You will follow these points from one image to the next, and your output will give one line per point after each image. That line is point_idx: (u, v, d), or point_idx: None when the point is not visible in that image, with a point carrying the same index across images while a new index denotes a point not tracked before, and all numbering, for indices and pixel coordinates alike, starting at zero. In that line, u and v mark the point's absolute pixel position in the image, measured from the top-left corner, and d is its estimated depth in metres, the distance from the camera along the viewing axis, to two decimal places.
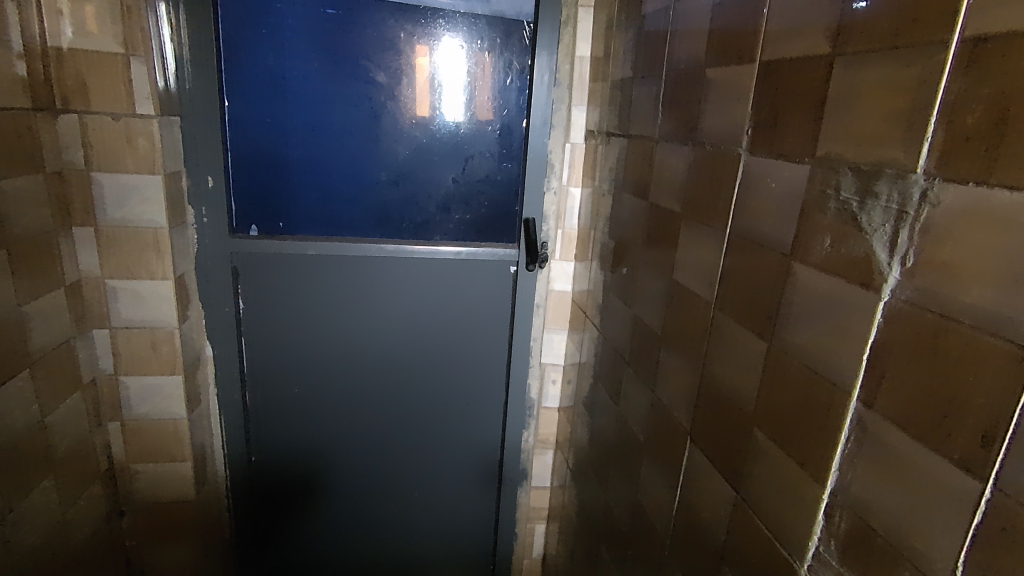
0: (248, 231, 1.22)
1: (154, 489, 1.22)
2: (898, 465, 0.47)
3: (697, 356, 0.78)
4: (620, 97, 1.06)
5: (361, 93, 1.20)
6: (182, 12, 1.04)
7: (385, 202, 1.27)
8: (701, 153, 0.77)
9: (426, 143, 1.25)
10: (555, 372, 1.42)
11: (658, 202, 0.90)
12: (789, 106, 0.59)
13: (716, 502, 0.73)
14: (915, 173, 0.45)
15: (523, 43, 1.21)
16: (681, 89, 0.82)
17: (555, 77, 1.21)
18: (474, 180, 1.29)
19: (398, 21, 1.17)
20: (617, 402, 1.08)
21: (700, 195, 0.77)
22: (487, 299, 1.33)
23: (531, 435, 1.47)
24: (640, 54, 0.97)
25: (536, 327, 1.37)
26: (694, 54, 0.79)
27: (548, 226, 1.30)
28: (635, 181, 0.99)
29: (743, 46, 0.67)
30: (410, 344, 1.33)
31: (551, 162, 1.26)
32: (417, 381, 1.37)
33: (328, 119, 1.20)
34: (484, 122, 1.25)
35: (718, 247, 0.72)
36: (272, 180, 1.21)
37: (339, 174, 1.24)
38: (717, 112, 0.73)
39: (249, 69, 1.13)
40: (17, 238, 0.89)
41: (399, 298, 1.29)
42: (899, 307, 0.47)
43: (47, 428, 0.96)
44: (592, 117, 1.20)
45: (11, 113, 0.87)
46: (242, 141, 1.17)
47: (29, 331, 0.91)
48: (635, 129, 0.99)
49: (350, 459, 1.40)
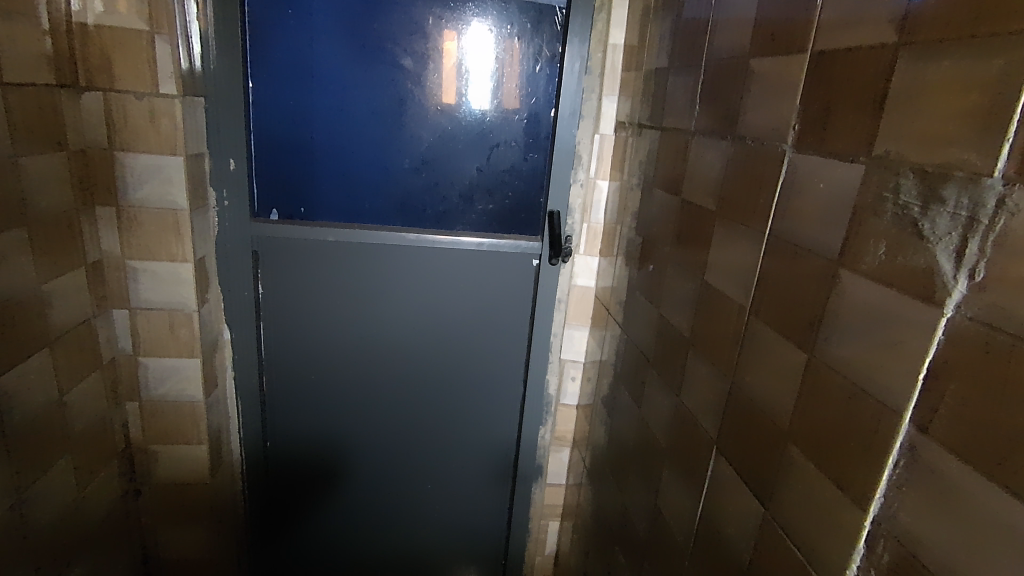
0: (269, 216, 1.21)
1: (169, 471, 1.22)
2: (955, 497, 0.43)
3: (727, 363, 0.74)
4: (653, 87, 1.02)
5: (386, 78, 1.17)
6: None
7: (407, 190, 1.25)
8: (740, 149, 0.72)
9: (450, 130, 1.22)
10: (575, 370, 1.40)
11: (691, 198, 0.86)
12: (844, 100, 0.55)
13: (742, 517, 0.70)
14: (992, 178, 0.41)
15: (555, 29, 1.17)
16: (722, 81, 0.78)
17: (586, 66, 1.17)
18: (499, 171, 1.26)
19: (426, 4, 1.13)
20: (639, 404, 1.05)
21: (738, 193, 0.73)
22: (508, 291, 1.31)
23: (547, 431, 1.45)
24: (678, 42, 0.92)
25: (557, 323, 1.35)
26: (738, 43, 0.74)
27: (573, 220, 1.27)
28: (667, 176, 0.95)
29: (793, 35, 0.63)
30: (429, 335, 1.32)
31: (578, 153, 1.22)
32: (435, 373, 1.36)
33: (352, 105, 1.17)
34: (512, 111, 1.21)
35: (756, 250, 0.68)
36: (294, 165, 1.19)
37: (362, 161, 1.22)
38: (760, 105, 0.68)
39: (275, 52, 1.11)
40: (40, 216, 0.88)
41: (419, 287, 1.28)
42: (964, 325, 0.43)
43: (64, 408, 0.96)
44: (624, 108, 1.16)
45: (36, 89, 0.85)
46: (265, 125, 1.15)
47: (50, 309, 0.91)
48: (668, 121, 0.95)
49: (365, 447, 1.40)
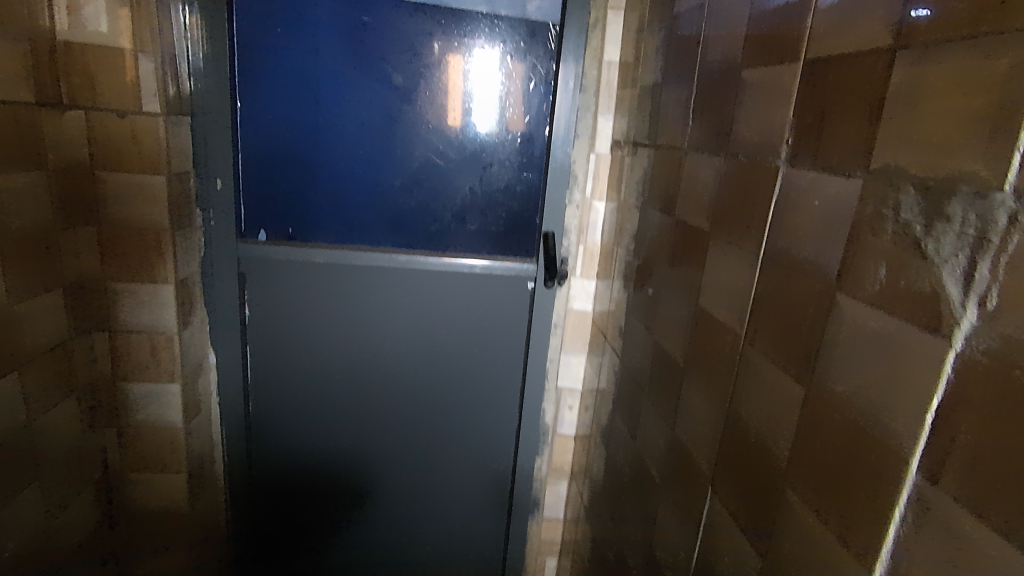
0: (257, 236, 1.18)
1: (148, 498, 1.18)
2: (971, 560, 0.37)
3: (721, 393, 0.69)
4: (648, 104, 0.99)
5: (377, 96, 1.15)
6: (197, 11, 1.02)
7: (398, 209, 1.22)
8: (733, 164, 0.68)
9: (442, 149, 1.19)
10: (572, 398, 1.35)
11: (684, 216, 0.82)
12: (839, 109, 0.50)
13: (738, 566, 0.63)
14: (1002, 192, 0.36)
15: (549, 47, 1.15)
16: (714, 93, 0.74)
17: (581, 83, 1.14)
18: (493, 190, 1.22)
19: (416, 21, 1.12)
20: (634, 435, 0.99)
21: (731, 211, 0.68)
22: (502, 315, 1.27)
23: (544, 462, 1.39)
24: (670, 57, 0.89)
25: (553, 348, 1.30)
26: (729, 53, 0.70)
27: (569, 241, 1.23)
28: (661, 194, 0.91)
29: (785, 43, 0.59)
30: (421, 360, 1.28)
31: (574, 173, 1.19)
32: (426, 399, 1.31)
33: (341, 122, 1.15)
34: (505, 130, 1.18)
35: (751, 272, 0.63)
36: (283, 184, 1.17)
37: (352, 179, 1.19)
38: (752, 117, 0.64)
39: (263, 70, 1.10)
40: (14, 235, 0.85)
41: (410, 310, 1.24)
42: (976, 359, 0.37)
43: (34, 433, 0.93)
44: (619, 126, 1.13)
45: (15, 106, 0.84)
46: (254, 143, 1.13)
47: (21, 331, 0.88)
48: (662, 138, 0.91)
49: (354, 477, 1.35)
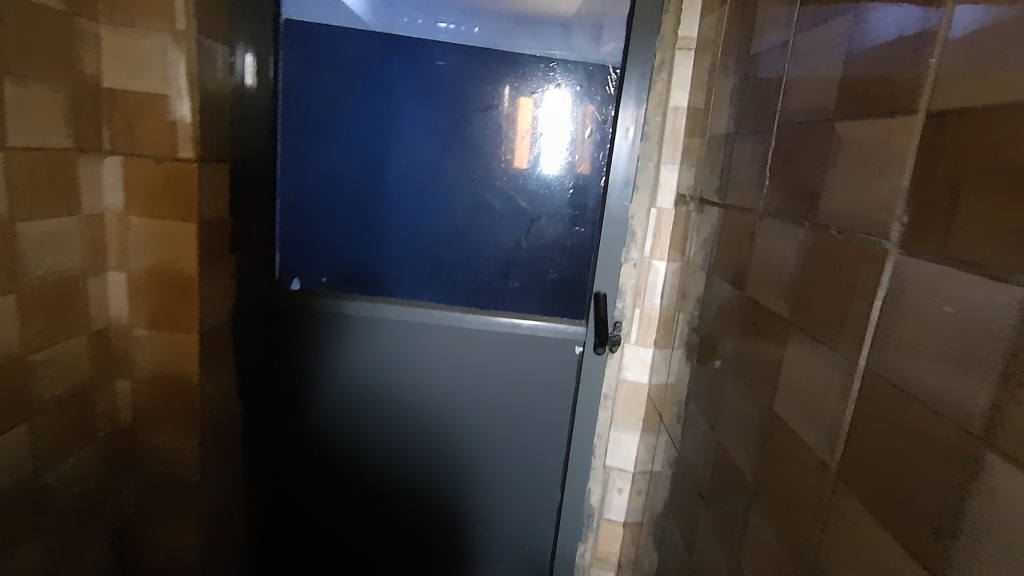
0: (291, 284, 1.14)
1: (162, 557, 1.10)
2: None
3: (801, 538, 0.52)
4: (718, 155, 0.86)
5: (421, 143, 1.11)
6: (251, 54, 1.00)
7: (438, 260, 1.15)
8: (821, 241, 0.53)
9: (486, 199, 1.12)
10: (622, 479, 1.19)
11: (756, 296, 0.67)
12: (985, 183, 0.36)
13: None
14: None
15: (607, 91, 1.05)
16: (798, 151, 0.59)
17: (642, 130, 1.01)
18: (541, 244, 1.13)
19: (466, 65, 1.08)
20: (690, 549, 0.82)
21: (817, 301, 0.53)
22: (545, 382, 1.14)
23: (588, 550, 1.21)
24: (745, 104, 0.76)
25: (603, 422, 1.15)
26: (818, 104, 0.56)
27: (624, 303, 1.09)
28: (729, 264, 0.77)
29: (899, 88, 0.44)
30: (454, 425, 1.17)
31: (632, 229, 1.05)
32: (458, 469, 1.19)
33: (382, 171, 1.13)
34: (557, 180, 1.10)
35: (844, 396, 0.48)
36: (319, 231, 1.14)
37: (390, 228, 1.15)
38: (847, 184, 0.50)
39: (308, 117, 1.10)
40: (36, 283, 0.83)
41: (444, 370, 1.14)
42: None
43: (42, 486, 0.88)
44: (686, 178, 1.02)
45: (48, 153, 0.82)
46: (293, 189, 1.11)
47: (35, 381, 0.85)
48: (732, 197, 0.77)
49: (377, 545, 1.25)
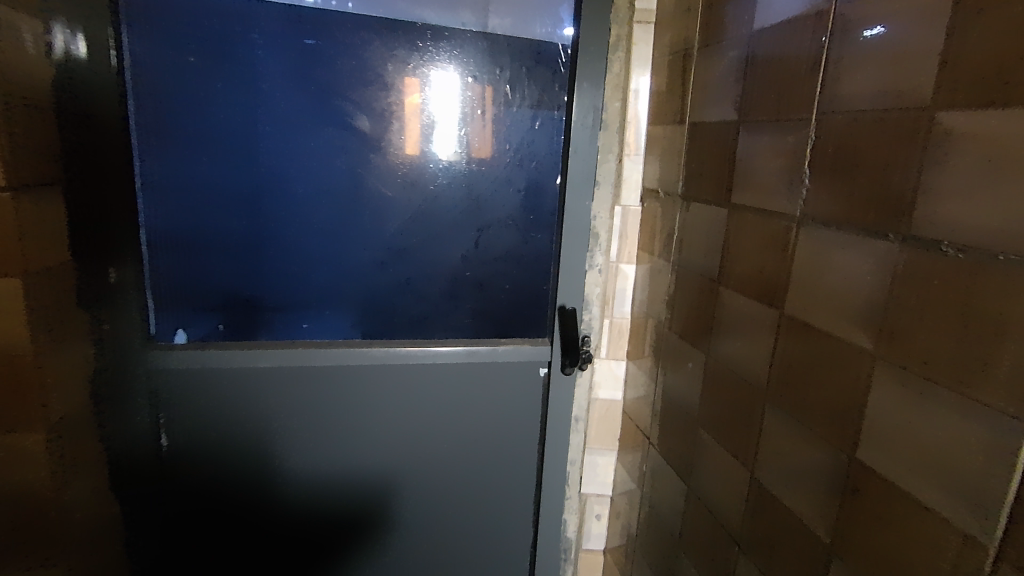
0: (174, 338, 0.87)
1: None
2: None
3: None
4: (704, 146, 0.76)
5: (335, 145, 0.88)
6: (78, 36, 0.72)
7: (371, 288, 0.94)
8: (919, 258, 0.44)
9: (423, 209, 0.93)
10: (600, 505, 1.09)
11: (798, 315, 0.57)
12: None
13: None
14: None
15: (558, 71, 0.90)
16: (865, 145, 0.49)
17: (600, 119, 0.88)
18: (493, 257, 0.97)
19: (383, 42, 0.87)
20: None
21: (918, 331, 0.44)
22: (509, 414, 0.99)
23: None
24: (753, 89, 0.65)
25: (577, 447, 1.04)
26: (891, 89, 0.46)
27: (591, 314, 0.97)
28: (745, 276, 0.66)
29: None
30: (408, 480, 0.98)
31: (595, 231, 0.93)
32: (415, 527, 1.01)
33: (286, 181, 0.88)
34: (506, 180, 0.94)
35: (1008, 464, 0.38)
36: (205, 267, 0.87)
37: (304, 254, 0.91)
38: (970, 192, 0.40)
39: (171, 117, 0.81)
40: None
41: (391, 417, 0.95)
42: None
43: None
44: (652, 172, 0.91)
45: None
46: (163, 215, 0.83)
47: None
48: (738, 196, 0.67)
49: None
